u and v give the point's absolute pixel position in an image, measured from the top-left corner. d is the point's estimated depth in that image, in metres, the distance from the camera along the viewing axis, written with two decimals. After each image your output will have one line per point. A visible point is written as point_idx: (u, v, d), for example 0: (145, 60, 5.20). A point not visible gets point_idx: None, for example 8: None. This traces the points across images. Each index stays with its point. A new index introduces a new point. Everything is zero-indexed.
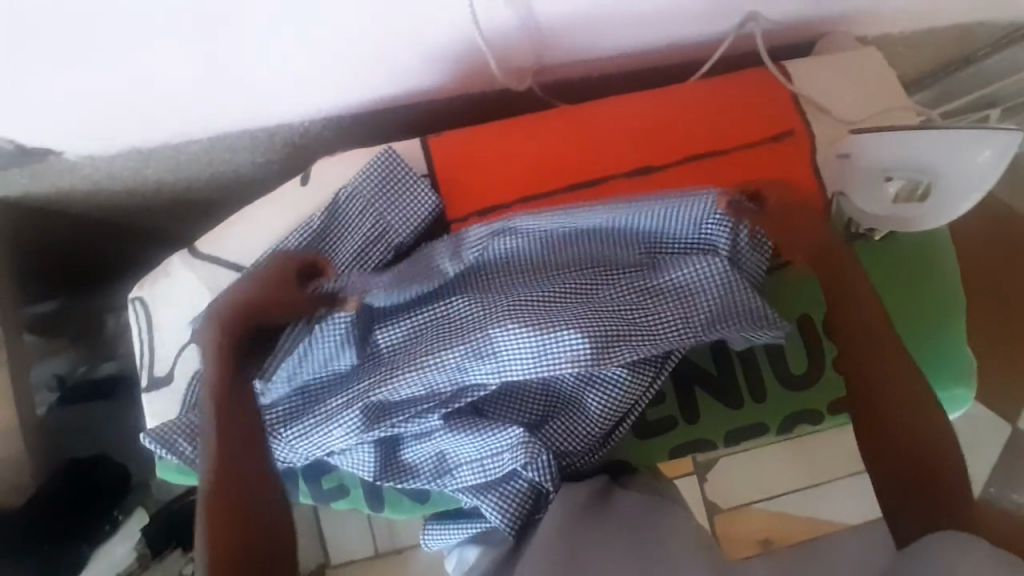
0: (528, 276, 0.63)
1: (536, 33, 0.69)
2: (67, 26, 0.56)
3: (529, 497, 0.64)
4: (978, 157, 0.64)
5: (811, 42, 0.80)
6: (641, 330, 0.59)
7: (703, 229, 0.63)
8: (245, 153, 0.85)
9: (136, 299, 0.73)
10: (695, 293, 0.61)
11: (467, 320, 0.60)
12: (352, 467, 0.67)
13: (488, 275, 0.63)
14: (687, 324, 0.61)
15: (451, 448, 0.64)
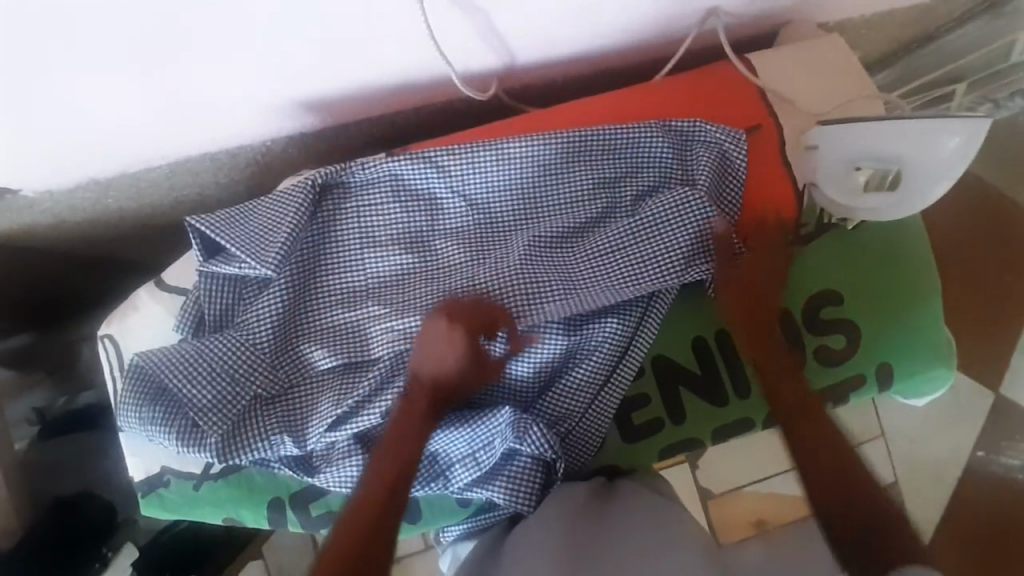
0: (509, 233, 0.68)
1: (497, 44, 0.67)
2: (8, 69, 0.54)
3: (536, 475, 0.65)
4: (946, 145, 0.64)
5: (774, 32, 0.80)
6: (618, 273, 0.64)
7: (672, 173, 0.68)
8: (209, 175, 0.83)
9: (105, 337, 0.71)
10: (669, 228, 0.65)
11: (454, 271, 0.66)
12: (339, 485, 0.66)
13: (472, 234, 0.68)
14: (663, 262, 0.64)
15: (442, 447, 0.65)
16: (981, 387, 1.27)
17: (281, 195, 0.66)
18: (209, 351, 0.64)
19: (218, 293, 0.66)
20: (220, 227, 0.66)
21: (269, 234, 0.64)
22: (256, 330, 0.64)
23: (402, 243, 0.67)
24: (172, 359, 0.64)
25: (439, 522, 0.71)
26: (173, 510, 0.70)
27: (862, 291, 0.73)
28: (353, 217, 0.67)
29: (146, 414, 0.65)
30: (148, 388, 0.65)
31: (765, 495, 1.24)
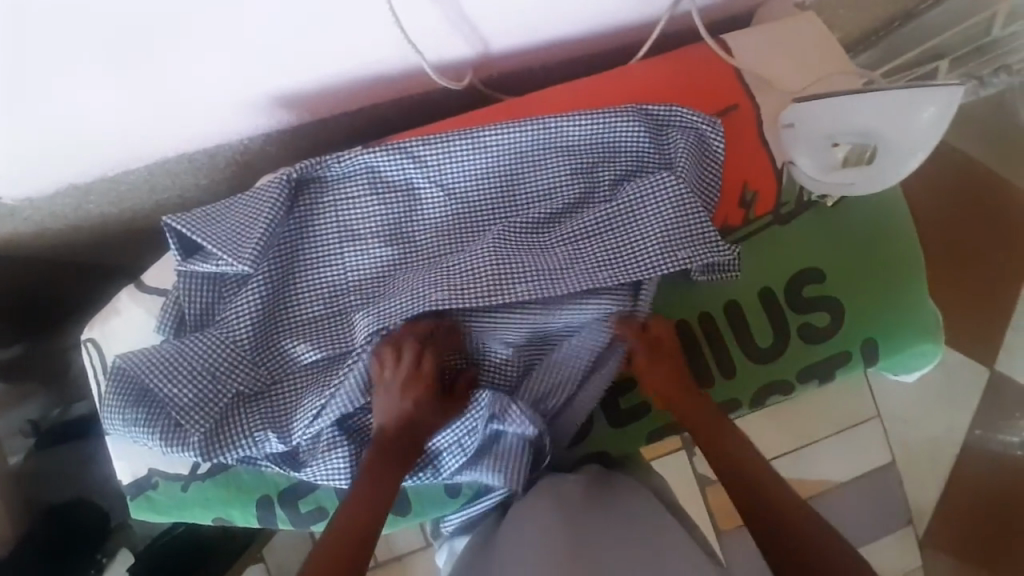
0: (487, 221, 0.67)
1: (470, 33, 0.67)
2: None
3: (524, 454, 0.67)
4: (921, 115, 0.63)
5: (748, 12, 0.80)
6: (596, 258, 0.64)
7: (648, 159, 0.67)
8: (189, 175, 0.82)
9: (88, 341, 0.71)
10: (646, 213, 0.64)
11: (434, 261, 0.66)
12: (325, 479, 0.66)
13: (451, 225, 0.67)
14: (643, 248, 0.63)
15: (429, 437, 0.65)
16: (976, 364, 1.27)
17: (258, 193, 0.65)
18: (190, 349, 0.63)
19: (197, 292, 0.66)
20: (191, 224, 0.65)
21: (245, 230, 0.64)
22: (237, 327, 0.64)
23: (381, 235, 0.67)
24: (152, 359, 0.63)
25: (434, 514, 0.72)
26: (163, 512, 0.70)
27: (843, 265, 0.73)
28: (331, 213, 0.67)
29: (129, 415, 0.64)
30: (130, 389, 0.64)
31: None
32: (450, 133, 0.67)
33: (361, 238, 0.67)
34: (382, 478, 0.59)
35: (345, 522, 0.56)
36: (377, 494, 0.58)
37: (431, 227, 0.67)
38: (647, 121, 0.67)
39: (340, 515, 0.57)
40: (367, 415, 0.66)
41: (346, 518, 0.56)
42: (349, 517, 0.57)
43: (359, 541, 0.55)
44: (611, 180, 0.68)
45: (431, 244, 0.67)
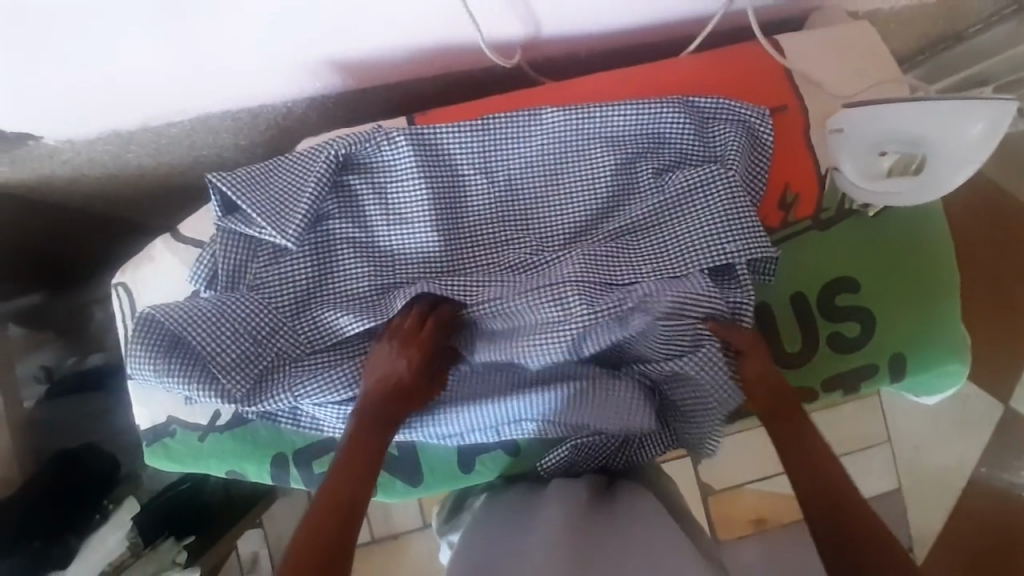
0: (533, 208, 0.68)
1: (523, 12, 0.67)
2: (30, 14, 0.54)
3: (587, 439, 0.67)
4: (969, 130, 0.62)
5: (802, 17, 0.80)
6: (641, 253, 0.64)
7: (697, 153, 0.67)
8: (229, 134, 0.83)
9: (118, 285, 0.71)
10: (693, 209, 0.64)
11: (480, 246, 0.67)
12: None
13: (494, 206, 0.68)
14: (689, 244, 0.63)
15: (477, 408, 0.64)
16: (990, 399, 1.25)
17: (307, 158, 0.66)
18: (231, 309, 0.63)
19: (236, 252, 0.66)
20: (235, 181, 0.65)
21: (291, 195, 0.64)
22: (279, 291, 0.65)
23: (425, 211, 0.66)
24: (186, 313, 0.63)
25: (443, 488, 0.72)
26: (178, 462, 0.70)
27: (878, 278, 0.72)
28: (375, 182, 0.66)
29: (162, 367, 0.64)
30: (162, 340, 0.64)
31: (767, 493, 1.23)
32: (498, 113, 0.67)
33: (401, 210, 0.66)
34: (372, 460, 0.58)
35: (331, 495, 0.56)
36: (357, 478, 0.57)
37: (474, 208, 0.67)
38: (696, 113, 0.68)
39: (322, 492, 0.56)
40: None
41: (330, 490, 0.56)
42: (329, 489, 0.56)
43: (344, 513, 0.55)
44: (657, 168, 0.67)
45: (476, 223, 0.67)
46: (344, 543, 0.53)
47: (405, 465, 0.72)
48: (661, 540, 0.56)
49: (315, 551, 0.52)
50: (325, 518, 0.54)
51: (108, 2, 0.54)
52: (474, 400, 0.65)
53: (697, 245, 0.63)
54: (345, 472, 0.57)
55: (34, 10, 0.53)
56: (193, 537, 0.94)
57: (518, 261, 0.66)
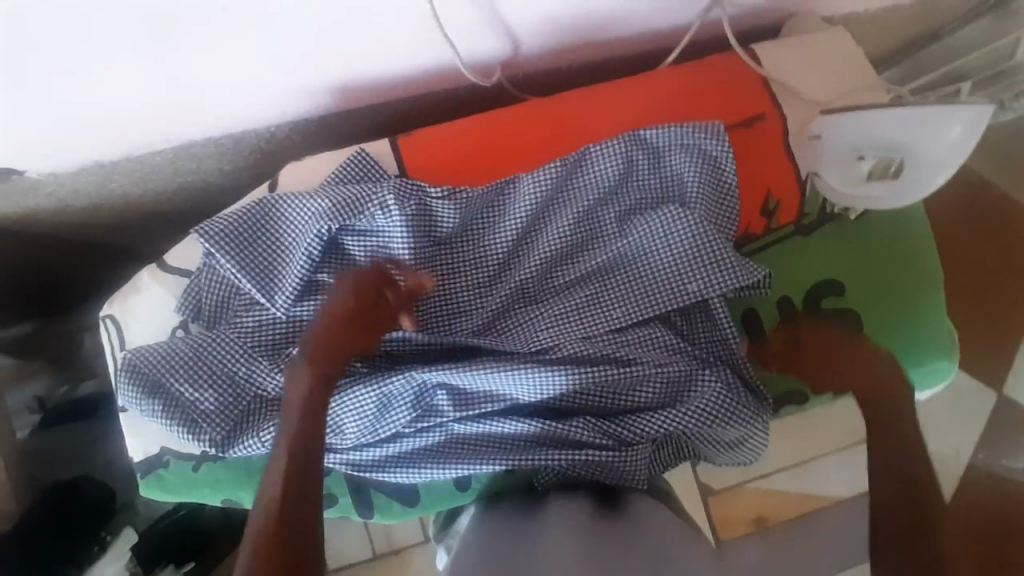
0: (512, 256, 0.69)
1: (499, 25, 0.68)
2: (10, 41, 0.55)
3: (578, 474, 0.66)
4: (949, 133, 0.63)
5: (777, 25, 0.81)
6: (610, 295, 0.66)
7: (664, 187, 0.68)
8: (213, 160, 0.83)
9: (106, 317, 0.71)
10: (659, 246, 0.65)
11: (461, 299, 0.68)
12: (354, 468, 0.65)
13: (473, 255, 0.69)
14: (657, 281, 0.65)
15: (468, 457, 0.64)
16: (985, 388, 1.26)
17: (291, 198, 0.66)
18: (210, 354, 0.64)
19: (223, 311, 0.68)
20: (219, 221, 0.66)
21: (274, 254, 0.66)
22: (266, 339, 0.65)
23: (405, 266, 0.66)
24: (167, 355, 0.64)
25: (441, 505, 0.72)
26: (172, 491, 0.70)
27: (862, 280, 0.73)
28: (359, 236, 0.66)
29: (146, 409, 0.64)
30: (144, 381, 0.64)
31: (767, 491, 1.23)
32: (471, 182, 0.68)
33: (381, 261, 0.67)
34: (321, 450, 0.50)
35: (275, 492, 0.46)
36: (310, 474, 0.48)
37: (453, 257, 0.68)
38: (658, 149, 0.68)
39: (269, 487, 0.47)
40: (401, 436, 0.64)
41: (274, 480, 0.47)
42: (275, 494, 0.46)
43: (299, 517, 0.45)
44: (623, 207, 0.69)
45: (461, 273, 0.68)
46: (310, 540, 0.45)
47: (402, 488, 0.71)
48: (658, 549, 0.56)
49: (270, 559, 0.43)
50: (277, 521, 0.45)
51: (78, 15, 0.54)
52: (463, 449, 0.64)
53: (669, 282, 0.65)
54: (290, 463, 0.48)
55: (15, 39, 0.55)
56: (193, 565, 0.89)
57: (498, 311, 0.67)
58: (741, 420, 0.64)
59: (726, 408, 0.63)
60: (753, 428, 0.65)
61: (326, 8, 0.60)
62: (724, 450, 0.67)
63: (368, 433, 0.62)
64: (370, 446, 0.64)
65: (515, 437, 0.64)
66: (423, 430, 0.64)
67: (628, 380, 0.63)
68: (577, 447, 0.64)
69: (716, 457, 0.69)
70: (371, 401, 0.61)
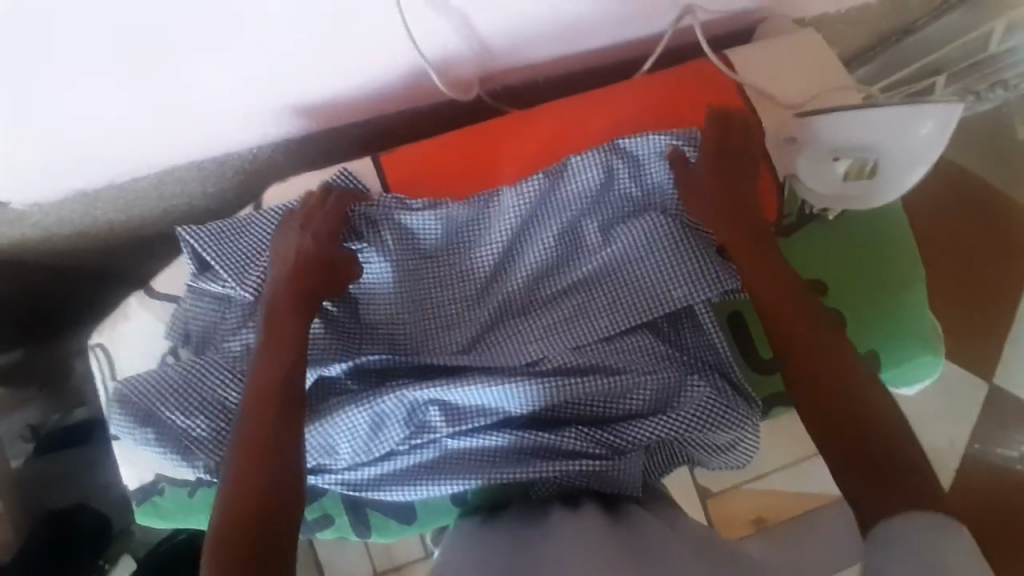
0: (500, 269, 0.69)
1: (475, 39, 0.68)
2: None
3: (572, 484, 0.66)
4: (920, 130, 0.65)
5: (751, 29, 0.82)
6: (597, 304, 0.67)
7: (646, 195, 0.70)
8: (197, 183, 0.83)
9: (96, 345, 0.71)
10: (644, 254, 0.66)
11: (450, 314, 0.68)
12: (349, 488, 0.65)
13: (459, 269, 0.69)
14: (644, 288, 0.66)
15: (461, 472, 0.64)
16: (973, 377, 1.27)
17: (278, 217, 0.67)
18: (197, 381, 0.64)
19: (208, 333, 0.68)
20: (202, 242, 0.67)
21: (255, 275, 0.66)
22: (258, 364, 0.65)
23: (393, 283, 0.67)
24: (155, 383, 0.65)
25: (439, 520, 0.72)
26: (169, 518, 0.70)
27: (844, 278, 0.74)
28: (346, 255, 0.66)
29: (138, 438, 0.65)
30: (136, 409, 0.65)
31: (765, 491, 1.23)
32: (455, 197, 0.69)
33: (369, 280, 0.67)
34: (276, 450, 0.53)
35: (235, 497, 0.51)
36: (268, 473, 0.52)
37: (439, 273, 0.69)
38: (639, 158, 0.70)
39: (231, 489, 0.51)
40: (394, 454, 0.64)
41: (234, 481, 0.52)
42: (236, 499, 0.51)
43: (260, 510, 0.50)
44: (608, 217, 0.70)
45: (449, 288, 0.69)
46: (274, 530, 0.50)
47: (398, 504, 0.72)
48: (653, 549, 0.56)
49: (241, 544, 0.48)
50: (241, 517, 0.50)
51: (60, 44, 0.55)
52: (456, 464, 0.65)
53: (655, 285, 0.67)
54: (252, 468, 0.52)
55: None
56: None
57: (487, 325, 0.67)
58: (731, 422, 0.65)
59: (715, 412, 0.64)
60: (743, 430, 0.65)
61: (302, 29, 0.61)
62: (715, 453, 0.67)
63: (362, 451, 0.63)
64: (364, 465, 0.64)
65: (509, 449, 0.64)
66: (416, 447, 0.64)
67: (618, 388, 0.64)
68: (570, 456, 0.64)
69: (708, 461, 0.69)
70: (364, 420, 0.61)
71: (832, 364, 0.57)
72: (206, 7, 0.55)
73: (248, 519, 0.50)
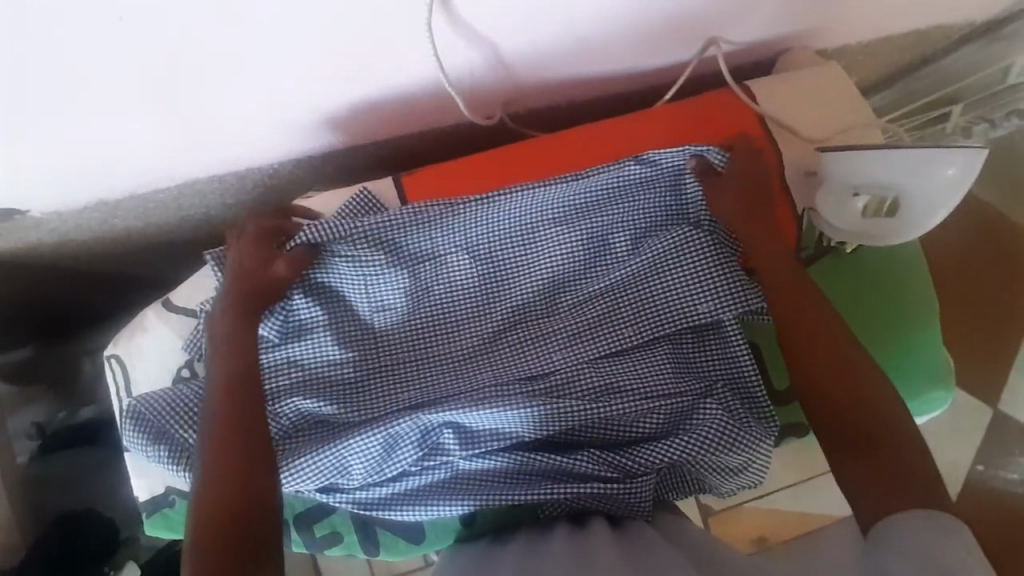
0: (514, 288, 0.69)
1: (499, 63, 0.69)
2: (14, 79, 0.56)
3: (584, 507, 0.66)
4: (942, 173, 0.66)
5: (772, 59, 0.82)
6: (610, 325, 0.67)
7: (663, 215, 0.69)
8: (216, 196, 0.83)
9: (112, 355, 0.72)
10: (660, 273, 0.67)
11: (464, 332, 0.68)
12: (362, 506, 0.65)
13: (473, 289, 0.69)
14: (657, 309, 0.66)
15: (472, 492, 0.64)
16: (980, 404, 1.26)
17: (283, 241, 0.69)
18: None
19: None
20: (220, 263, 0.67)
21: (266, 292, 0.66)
22: (274, 383, 0.65)
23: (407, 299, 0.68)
24: (170, 403, 0.65)
25: (446, 541, 0.72)
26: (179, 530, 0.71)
27: (858, 312, 0.75)
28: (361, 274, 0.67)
29: (152, 456, 0.65)
30: (153, 423, 0.65)
31: (767, 511, 1.22)
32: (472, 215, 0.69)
33: (386, 298, 0.68)
34: (256, 456, 0.56)
35: (210, 503, 0.53)
36: (247, 481, 0.55)
37: (455, 292, 0.68)
38: (654, 179, 0.69)
39: (206, 495, 0.54)
40: (408, 473, 0.64)
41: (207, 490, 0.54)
42: (214, 503, 0.53)
43: (237, 515, 0.53)
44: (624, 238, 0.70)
45: (464, 307, 0.68)
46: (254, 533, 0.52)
47: (407, 523, 0.72)
48: (661, 564, 0.56)
49: (216, 548, 0.51)
50: (220, 520, 0.52)
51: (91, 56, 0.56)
52: (467, 485, 0.65)
53: (669, 308, 0.66)
54: (226, 474, 0.55)
55: (23, 80, 0.56)
56: None
57: (500, 345, 0.67)
58: (746, 448, 0.64)
59: (729, 439, 0.64)
60: (757, 456, 0.65)
61: (328, 47, 0.62)
62: (728, 477, 0.67)
63: (375, 472, 0.63)
64: (377, 484, 0.64)
65: (520, 470, 0.64)
66: (428, 467, 0.64)
67: (630, 411, 0.64)
68: (581, 479, 0.64)
69: (720, 485, 0.68)
70: (375, 441, 0.61)
71: (852, 377, 0.61)
72: (206, 6, 0.54)
73: (225, 524, 0.52)
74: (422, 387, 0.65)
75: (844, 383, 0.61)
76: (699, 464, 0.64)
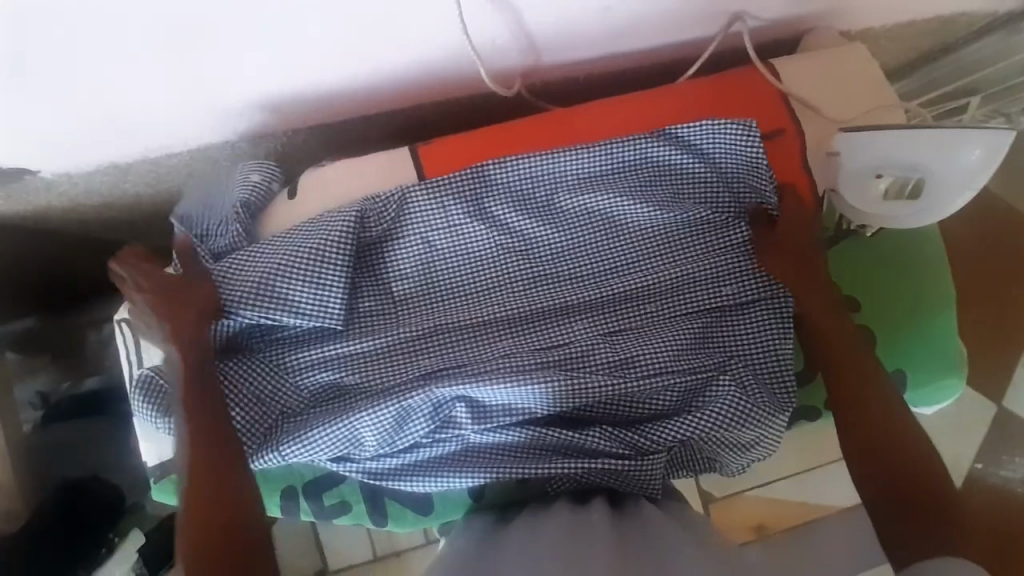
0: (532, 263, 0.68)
1: (518, 31, 0.67)
2: (25, 29, 0.53)
3: (596, 483, 0.66)
4: (969, 156, 0.66)
5: (797, 38, 0.81)
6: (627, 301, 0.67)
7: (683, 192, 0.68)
8: (228, 162, 0.82)
9: (121, 320, 0.71)
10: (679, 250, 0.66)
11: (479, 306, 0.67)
12: (372, 476, 0.65)
13: (489, 262, 0.68)
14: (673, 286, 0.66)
15: (484, 465, 0.64)
16: (983, 399, 1.26)
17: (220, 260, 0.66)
18: (243, 380, 0.64)
19: (253, 335, 0.66)
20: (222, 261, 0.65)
21: (296, 273, 0.63)
22: (287, 353, 0.65)
23: (421, 272, 0.67)
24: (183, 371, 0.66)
25: (452, 515, 0.72)
26: None
27: (874, 296, 0.74)
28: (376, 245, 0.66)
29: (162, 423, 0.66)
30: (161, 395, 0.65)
31: (768, 501, 1.18)
32: (491, 188, 0.68)
33: (400, 270, 0.67)
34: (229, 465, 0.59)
35: (199, 506, 0.57)
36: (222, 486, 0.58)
37: (470, 265, 0.67)
38: (675, 155, 0.68)
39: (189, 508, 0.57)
40: (419, 446, 0.64)
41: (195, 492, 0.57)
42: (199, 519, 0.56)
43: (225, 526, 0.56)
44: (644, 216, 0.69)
45: (480, 280, 0.67)
46: (241, 541, 0.56)
47: (416, 495, 0.72)
48: (656, 550, 0.54)
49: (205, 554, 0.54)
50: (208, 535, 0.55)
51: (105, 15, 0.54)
52: (479, 457, 0.64)
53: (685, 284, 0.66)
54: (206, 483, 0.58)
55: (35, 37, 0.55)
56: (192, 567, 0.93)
57: (517, 320, 0.67)
58: (758, 424, 0.64)
59: (743, 416, 0.63)
60: (769, 433, 0.65)
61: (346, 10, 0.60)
62: (740, 453, 0.66)
63: (388, 443, 0.63)
64: (387, 455, 0.64)
65: (532, 445, 0.64)
66: (439, 439, 0.64)
67: (645, 388, 0.64)
68: (593, 454, 0.64)
69: (731, 463, 0.67)
70: (388, 413, 0.61)
71: (864, 376, 0.64)
72: None
73: (209, 532, 0.55)
74: (437, 360, 0.65)
75: (857, 384, 0.63)
76: (711, 440, 0.64)
